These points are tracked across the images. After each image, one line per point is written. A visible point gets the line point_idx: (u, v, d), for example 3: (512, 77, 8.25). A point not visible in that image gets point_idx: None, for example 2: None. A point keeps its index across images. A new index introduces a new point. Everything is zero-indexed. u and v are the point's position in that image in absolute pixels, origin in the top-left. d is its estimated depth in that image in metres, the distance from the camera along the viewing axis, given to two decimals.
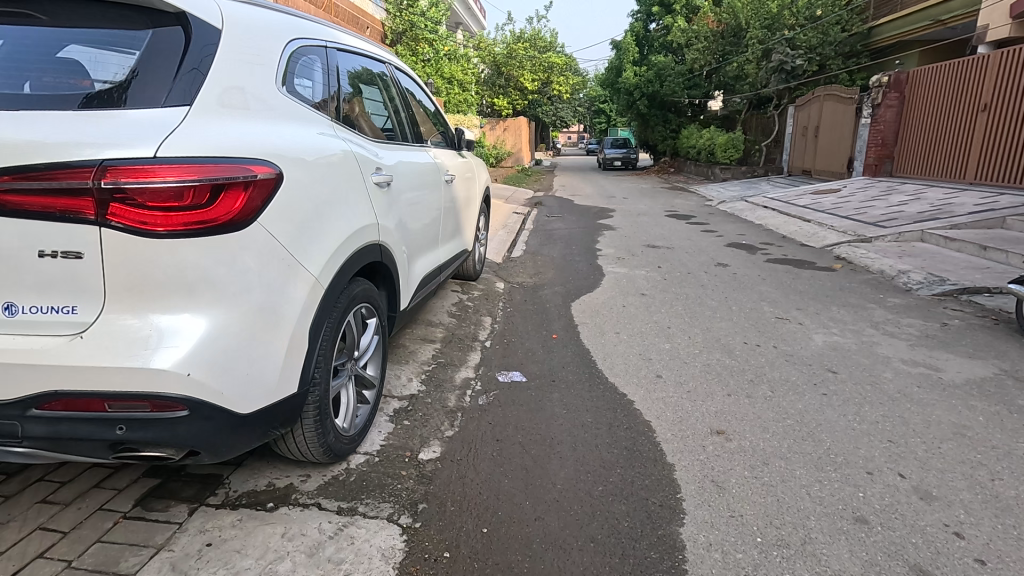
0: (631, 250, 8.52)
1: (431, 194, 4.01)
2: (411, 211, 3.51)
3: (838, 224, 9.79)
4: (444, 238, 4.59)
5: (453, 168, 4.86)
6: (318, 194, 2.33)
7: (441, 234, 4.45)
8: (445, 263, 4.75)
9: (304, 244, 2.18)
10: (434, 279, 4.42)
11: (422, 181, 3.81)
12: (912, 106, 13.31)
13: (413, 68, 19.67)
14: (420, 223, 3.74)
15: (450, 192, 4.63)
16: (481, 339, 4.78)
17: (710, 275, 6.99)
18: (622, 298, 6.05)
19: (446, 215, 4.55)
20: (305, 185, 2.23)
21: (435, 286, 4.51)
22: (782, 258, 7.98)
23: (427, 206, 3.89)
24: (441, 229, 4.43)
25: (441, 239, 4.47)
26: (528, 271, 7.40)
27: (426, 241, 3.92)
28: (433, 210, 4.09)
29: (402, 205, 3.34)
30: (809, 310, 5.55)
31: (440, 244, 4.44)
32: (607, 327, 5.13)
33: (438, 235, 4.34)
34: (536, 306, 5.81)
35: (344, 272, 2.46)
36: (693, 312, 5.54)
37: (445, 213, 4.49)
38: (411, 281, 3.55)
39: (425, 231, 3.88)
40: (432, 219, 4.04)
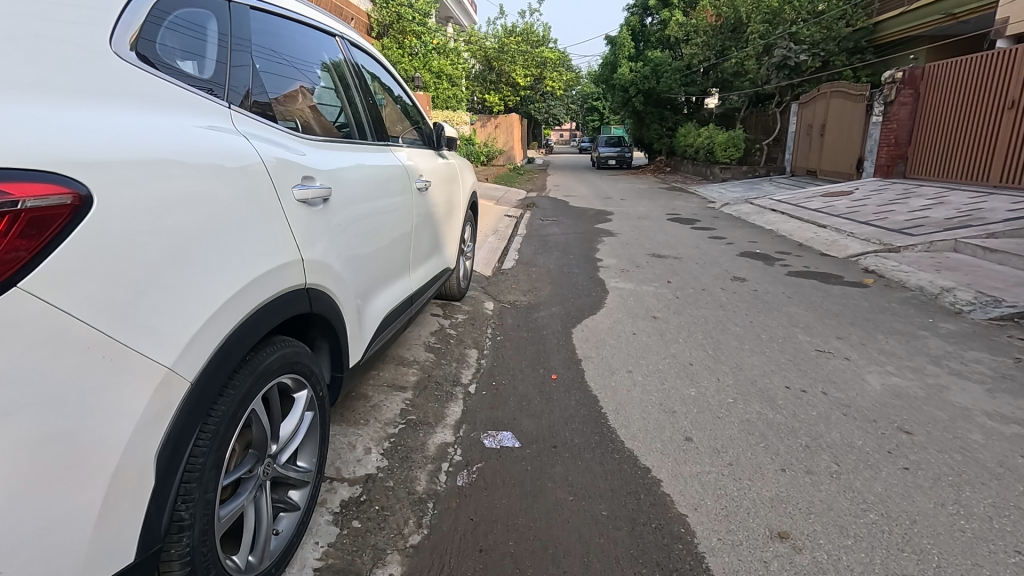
0: (635, 261, 7.65)
1: (398, 207, 3.15)
2: (366, 231, 2.64)
3: (859, 231, 8.98)
4: (418, 260, 3.73)
5: (428, 172, 3.97)
6: (180, 224, 1.46)
7: (413, 255, 3.59)
8: (420, 289, 3.90)
9: (140, 312, 1.31)
10: (406, 311, 3.55)
11: (384, 191, 2.94)
12: (927, 103, 12.54)
13: (400, 61, 18.70)
14: (381, 246, 2.87)
15: (426, 201, 3.78)
16: (465, 383, 3.89)
17: (728, 292, 6.14)
18: (631, 323, 5.18)
19: (421, 231, 3.69)
20: (144, 212, 1.36)
21: (407, 319, 3.64)
22: (804, 270, 7.15)
23: (391, 223, 3.03)
24: (413, 249, 3.58)
25: (413, 260, 3.61)
26: (522, 286, 6.53)
27: (390, 268, 3.06)
28: (401, 227, 3.23)
29: (351, 225, 2.45)
30: (852, 339, 4.72)
31: (412, 267, 3.59)
32: (617, 363, 4.26)
33: (409, 256, 3.49)
34: (531, 334, 4.93)
35: (234, 344, 1.58)
36: (717, 342, 4.68)
37: (418, 228, 3.61)
38: (368, 324, 2.68)
39: (388, 255, 3.02)
40: (398, 239, 3.18)
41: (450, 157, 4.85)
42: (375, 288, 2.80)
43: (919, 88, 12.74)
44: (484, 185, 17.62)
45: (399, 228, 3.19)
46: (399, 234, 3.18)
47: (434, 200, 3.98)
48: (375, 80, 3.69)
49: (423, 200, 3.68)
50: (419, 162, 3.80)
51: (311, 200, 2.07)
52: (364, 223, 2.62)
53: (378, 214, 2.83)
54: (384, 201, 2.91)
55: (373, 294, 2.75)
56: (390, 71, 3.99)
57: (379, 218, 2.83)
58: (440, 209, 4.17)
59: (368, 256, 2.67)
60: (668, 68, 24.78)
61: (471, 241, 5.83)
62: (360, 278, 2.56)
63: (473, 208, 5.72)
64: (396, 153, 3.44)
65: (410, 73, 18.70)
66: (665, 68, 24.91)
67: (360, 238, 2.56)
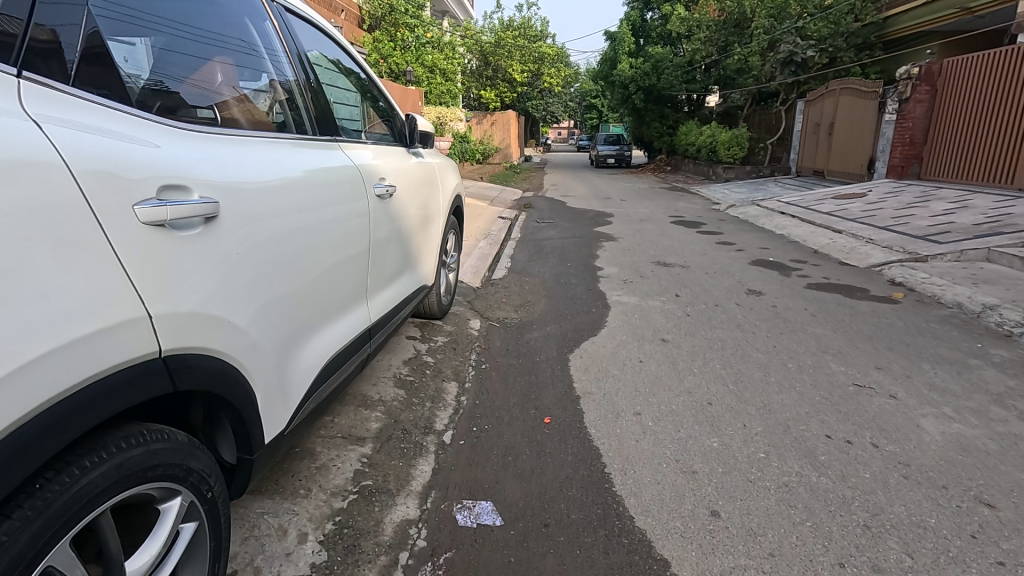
0: (638, 271, 6.99)
1: (348, 217, 2.50)
2: (291, 255, 1.98)
3: (879, 237, 8.32)
4: (383, 277, 3.08)
5: (397, 174, 3.29)
6: None
7: (375, 273, 2.94)
8: (391, 312, 3.25)
9: None
10: (370, 341, 2.91)
11: (324, 198, 2.29)
12: (946, 100, 11.86)
13: (392, 54, 17.98)
14: (318, 269, 2.22)
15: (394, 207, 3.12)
16: (439, 429, 3.22)
17: (743, 308, 5.49)
18: (636, 348, 4.51)
19: (386, 244, 3.03)
20: None
21: (374, 350, 3.01)
22: (824, 282, 6.51)
23: (336, 238, 2.38)
24: (376, 265, 2.93)
25: (377, 279, 2.97)
26: (513, 299, 5.87)
27: (335, 295, 2.41)
28: (354, 241, 2.58)
29: (264, 252, 1.78)
30: (895, 370, 4.05)
31: (375, 287, 2.95)
32: (621, 402, 3.59)
33: (369, 275, 2.84)
34: (522, 360, 4.27)
35: None
36: (739, 373, 4.01)
37: (379, 245, 2.93)
38: (297, 375, 2.04)
39: (331, 280, 2.36)
40: (348, 258, 2.53)
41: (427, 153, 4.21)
42: (309, 325, 2.16)
43: (936, 84, 12.07)
44: (478, 185, 16.94)
45: (350, 243, 2.54)
46: (350, 251, 2.54)
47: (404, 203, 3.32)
48: (321, 62, 3.04)
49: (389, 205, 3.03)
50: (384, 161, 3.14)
51: (173, 224, 1.41)
52: (289, 244, 1.97)
53: (313, 229, 2.18)
54: (322, 215, 2.25)
55: (306, 335, 2.11)
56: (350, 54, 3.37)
57: (315, 235, 2.18)
58: (413, 215, 3.51)
59: (294, 290, 2.01)
60: (669, 64, 24.10)
61: (456, 251, 5.17)
62: (283, 316, 1.92)
63: (460, 212, 5.06)
64: (348, 150, 2.79)
65: (402, 67, 17.99)
66: (666, 65, 24.21)
67: (281, 265, 1.91)
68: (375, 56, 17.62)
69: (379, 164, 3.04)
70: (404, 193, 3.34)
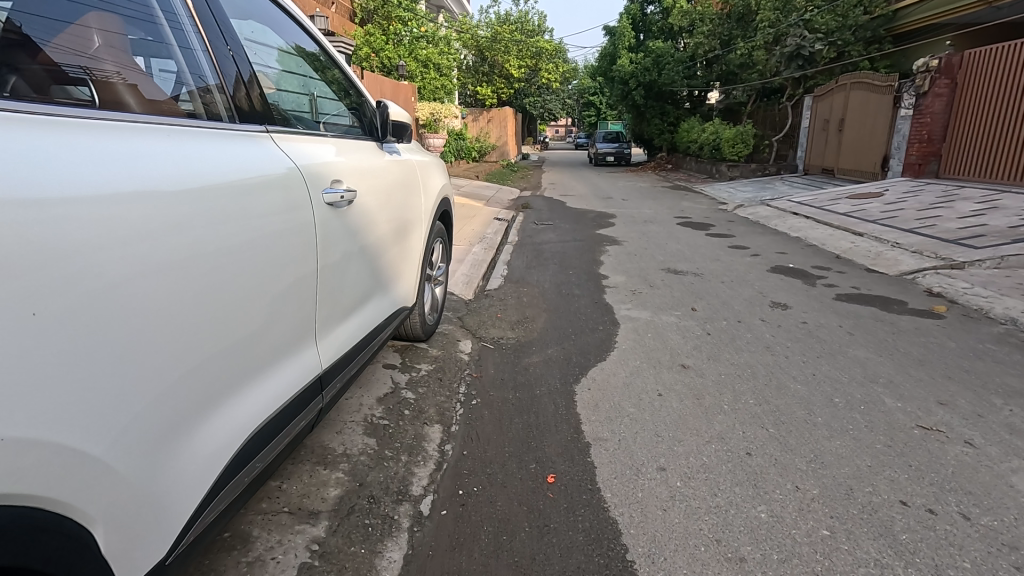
0: (647, 280, 6.34)
1: (278, 233, 1.88)
2: (154, 299, 1.37)
3: (906, 240, 7.69)
4: (347, 302, 2.46)
5: (363, 175, 2.62)
6: None
7: (334, 299, 2.32)
8: (362, 344, 2.63)
9: None
10: (330, 386, 2.30)
11: (231, 210, 1.68)
12: (968, 94, 11.21)
13: (384, 48, 17.24)
14: (220, 309, 1.61)
15: (358, 214, 2.49)
16: (416, 495, 2.57)
17: (769, 325, 4.86)
18: (653, 377, 3.86)
19: (348, 261, 2.41)
20: None
21: (337, 397, 2.40)
22: (854, 292, 5.88)
23: (254, 262, 1.77)
24: (334, 289, 2.32)
25: (336, 306, 2.35)
26: (510, 313, 5.23)
27: (256, 339, 1.80)
28: (291, 263, 1.96)
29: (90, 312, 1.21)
30: (962, 406, 3.41)
31: (333, 316, 2.33)
32: (641, 452, 2.95)
33: (322, 303, 2.22)
34: (519, 394, 3.62)
35: None
36: (778, 411, 3.37)
37: (335, 268, 2.29)
38: (173, 465, 1.44)
39: (248, 320, 1.75)
40: (280, 286, 1.91)
41: (405, 149, 3.58)
42: (203, 388, 1.55)
43: (956, 77, 11.42)
44: (473, 184, 16.27)
45: (283, 266, 1.92)
46: (282, 277, 1.92)
47: (375, 209, 2.70)
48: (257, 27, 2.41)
49: (350, 212, 2.40)
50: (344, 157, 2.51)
51: None
52: (149, 282, 1.36)
53: (208, 254, 1.56)
54: (227, 242, 1.64)
55: (193, 405, 1.51)
56: (303, 24, 2.75)
57: (214, 267, 1.58)
58: (387, 224, 2.89)
59: (170, 352, 1.43)
60: (670, 59, 23.45)
61: (444, 263, 4.52)
62: (133, 388, 1.32)
63: (448, 216, 4.42)
64: (289, 143, 2.16)
65: (394, 62, 17.22)
66: (667, 60, 23.54)
67: (129, 316, 1.30)
68: (366, 50, 16.86)
69: (336, 163, 2.38)
70: (374, 197, 2.71)
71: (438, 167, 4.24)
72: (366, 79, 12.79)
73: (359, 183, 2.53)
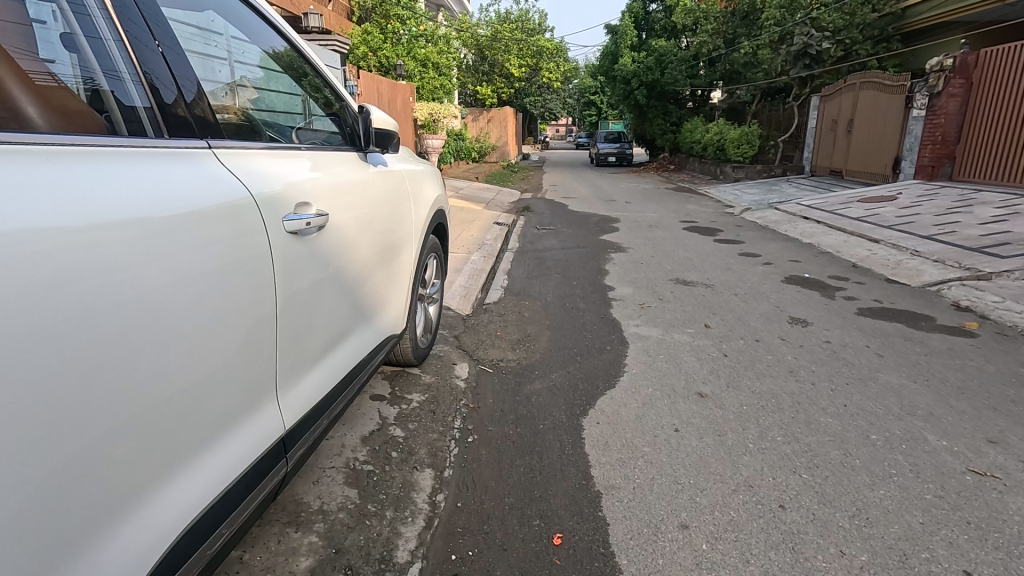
0: (656, 292, 5.98)
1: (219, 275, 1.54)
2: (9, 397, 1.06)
3: (926, 248, 7.33)
4: (321, 341, 2.12)
5: (339, 194, 2.26)
6: None
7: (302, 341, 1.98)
8: (340, 387, 2.29)
9: None
10: (297, 447, 1.95)
11: (146, 254, 1.35)
12: (984, 94, 10.84)
13: (382, 47, 16.86)
14: (124, 378, 1.28)
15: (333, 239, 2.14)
16: (401, 564, 2.20)
17: (790, 345, 4.51)
18: (668, 408, 3.50)
19: (320, 296, 2.06)
20: None
21: (308, 453, 2.06)
22: (877, 306, 5.52)
23: (180, 314, 1.43)
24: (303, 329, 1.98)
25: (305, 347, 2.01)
26: (510, 330, 4.87)
27: (185, 408, 1.47)
28: (240, 308, 1.62)
29: None
30: (1015, 445, 3.06)
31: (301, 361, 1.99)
32: (659, 505, 2.60)
33: (285, 349, 1.88)
34: (521, 430, 3.26)
35: None
36: (812, 452, 3.01)
37: (302, 309, 1.94)
38: None
39: (171, 385, 1.42)
40: (224, 337, 1.57)
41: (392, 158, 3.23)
42: (100, 480, 1.24)
43: (971, 77, 11.05)
44: (472, 186, 15.91)
45: (226, 312, 1.57)
46: (226, 325, 1.58)
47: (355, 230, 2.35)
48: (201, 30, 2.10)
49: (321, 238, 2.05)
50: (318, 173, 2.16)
51: None
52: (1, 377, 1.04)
53: (105, 311, 1.23)
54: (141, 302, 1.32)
55: (80, 520, 1.19)
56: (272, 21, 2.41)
57: (120, 338, 1.27)
58: (371, 246, 2.54)
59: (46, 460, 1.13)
60: (673, 59, 23.10)
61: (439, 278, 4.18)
62: None
63: (443, 227, 4.05)
64: (243, 161, 1.81)
65: (392, 61, 16.83)
66: (670, 59, 23.16)
67: None
68: (363, 49, 16.48)
69: (304, 182, 2.02)
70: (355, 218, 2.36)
71: (432, 175, 3.89)
72: (360, 79, 12.19)
73: (334, 204, 2.18)
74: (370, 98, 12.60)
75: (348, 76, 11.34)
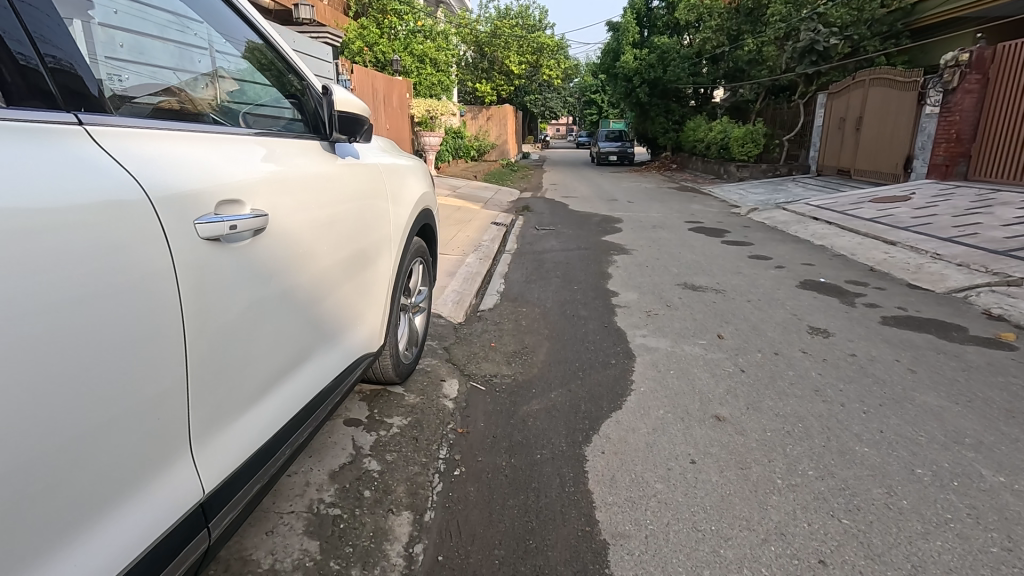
0: (663, 299, 5.58)
1: (129, 287, 1.20)
2: None
3: (946, 250, 6.93)
4: (276, 364, 1.79)
5: (292, 188, 1.87)
6: None
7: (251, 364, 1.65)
8: (303, 416, 1.95)
9: None
10: (238, 500, 1.57)
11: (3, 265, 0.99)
12: (1000, 91, 10.43)
13: (378, 42, 16.43)
14: None
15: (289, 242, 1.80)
16: None
17: (812, 358, 4.11)
18: (682, 434, 3.11)
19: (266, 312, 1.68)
20: None
21: (259, 503, 1.70)
22: (902, 315, 5.12)
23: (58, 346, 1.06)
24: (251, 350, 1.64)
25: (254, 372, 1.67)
26: (505, 341, 4.47)
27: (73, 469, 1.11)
28: (160, 330, 1.28)
29: None
30: None
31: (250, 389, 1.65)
32: (675, 560, 2.20)
33: (227, 375, 1.54)
34: (514, 461, 2.86)
35: None
36: (849, 490, 2.61)
37: (239, 328, 1.57)
38: None
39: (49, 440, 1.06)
40: (141, 366, 1.24)
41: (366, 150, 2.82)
42: None
43: (988, 72, 10.64)
44: (470, 185, 15.51)
45: (140, 336, 1.23)
46: (143, 351, 1.25)
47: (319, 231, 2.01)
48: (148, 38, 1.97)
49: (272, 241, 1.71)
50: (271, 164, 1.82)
51: None
52: None
53: None
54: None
55: None
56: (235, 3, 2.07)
57: None
58: (342, 249, 2.20)
59: None
60: (676, 56, 22.72)
61: (426, 286, 3.77)
62: None
63: (429, 228, 3.66)
64: (157, 150, 1.44)
65: (389, 56, 16.40)
66: (672, 56, 22.86)
67: None
68: (359, 43, 16.05)
69: (240, 175, 1.63)
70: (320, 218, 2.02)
71: (416, 172, 3.54)
72: (354, 73, 11.75)
73: (290, 199, 1.84)
74: (364, 93, 12.20)
75: (340, 70, 10.92)
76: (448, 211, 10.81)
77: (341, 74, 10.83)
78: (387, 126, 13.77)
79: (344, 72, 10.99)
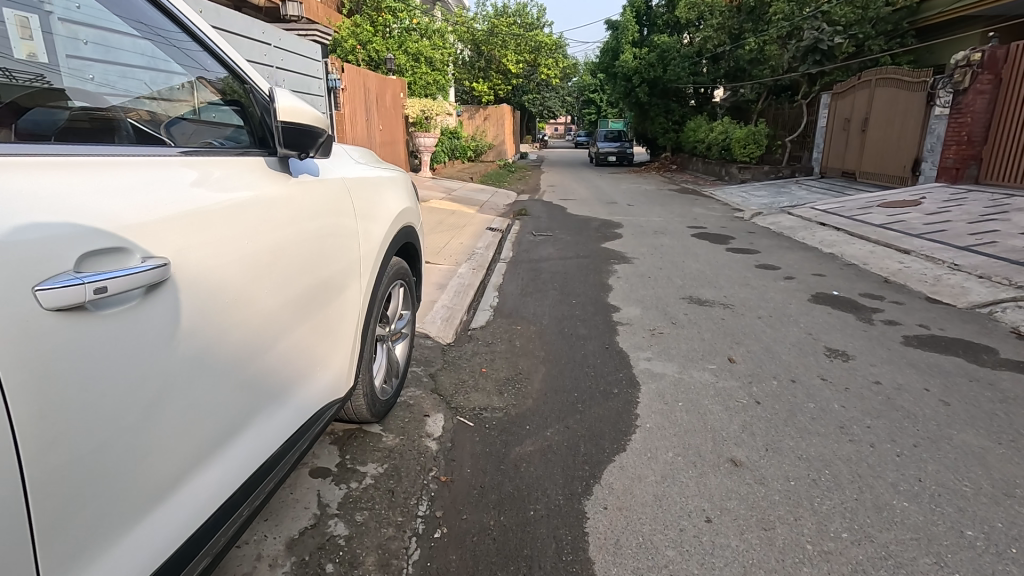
0: (668, 316, 5.22)
1: None
2: None
3: (965, 261, 6.57)
4: (215, 425, 1.53)
5: (222, 218, 1.56)
6: None
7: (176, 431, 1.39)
8: (255, 476, 1.70)
9: None
10: None
11: None
12: (1015, 92, 10.06)
13: (373, 40, 16.02)
14: None
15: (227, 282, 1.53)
16: None
17: (834, 387, 3.74)
18: (694, 485, 2.74)
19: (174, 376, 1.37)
20: None
21: None
22: (925, 334, 4.76)
23: None
24: (175, 415, 1.39)
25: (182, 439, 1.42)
26: (496, 365, 4.10)
27: None
28: (16, 418, 1.01)
29: None
30: None
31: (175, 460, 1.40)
32: None
33: (136, 451, 1.28)
34: (504, 521, 2.49)
35: None
36: (892, 560, 2.25)
37: (131, 405, 1.25)
38: None
39: None
40: None
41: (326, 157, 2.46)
42: None
43: (1001, 73, 10.28)
44: (466, 187, 15.13)
45: None
46: None
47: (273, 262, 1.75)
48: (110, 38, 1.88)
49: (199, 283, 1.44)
50: (203, 190, 1.55)
51: None
52: None
53: None
54: None
55: None
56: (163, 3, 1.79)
57: None
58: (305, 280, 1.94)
59: None
60: (676, 55, 22.40)
61: (407, 311, 3.41)
62: None
63: (412, 244, 3.29)
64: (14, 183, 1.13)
65: (382, 55, 16.00)
66: (673, 55, 22.51)
67: None
68: (352, 42, 15.64)
69: (137, 210, 1.33)
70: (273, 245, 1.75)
71: (399, 185, 3.20)
72: (345, 72, 11.36)
73: (228, 230, 1.57)
74: (355, 93, 11.81)
75: (329, 69, 10.53)
76: (442, 216, 10.43)
77: (331, 73, 10.45)
78: (380, 126, 13.38)
79: (334, 71, 10.61)
